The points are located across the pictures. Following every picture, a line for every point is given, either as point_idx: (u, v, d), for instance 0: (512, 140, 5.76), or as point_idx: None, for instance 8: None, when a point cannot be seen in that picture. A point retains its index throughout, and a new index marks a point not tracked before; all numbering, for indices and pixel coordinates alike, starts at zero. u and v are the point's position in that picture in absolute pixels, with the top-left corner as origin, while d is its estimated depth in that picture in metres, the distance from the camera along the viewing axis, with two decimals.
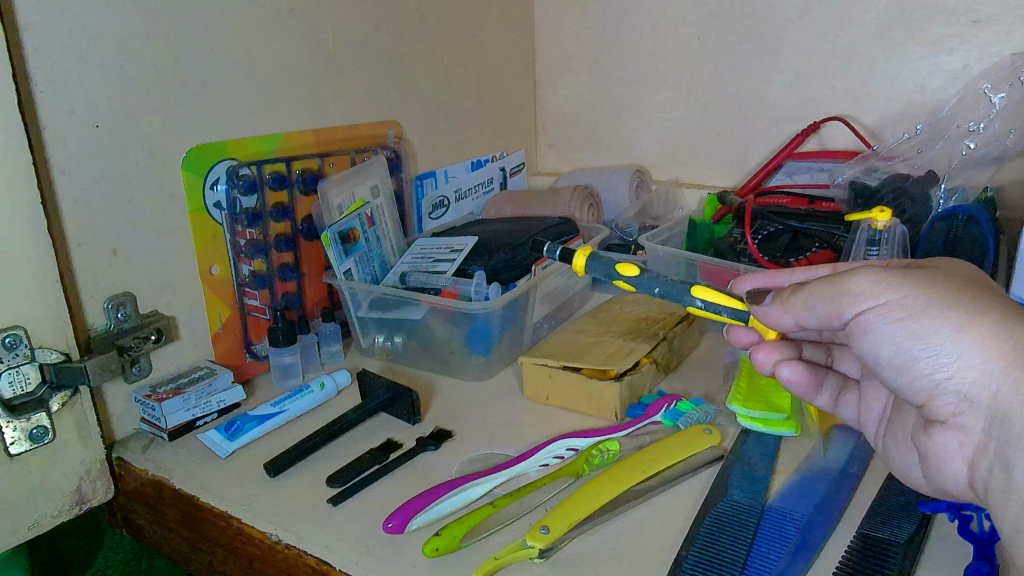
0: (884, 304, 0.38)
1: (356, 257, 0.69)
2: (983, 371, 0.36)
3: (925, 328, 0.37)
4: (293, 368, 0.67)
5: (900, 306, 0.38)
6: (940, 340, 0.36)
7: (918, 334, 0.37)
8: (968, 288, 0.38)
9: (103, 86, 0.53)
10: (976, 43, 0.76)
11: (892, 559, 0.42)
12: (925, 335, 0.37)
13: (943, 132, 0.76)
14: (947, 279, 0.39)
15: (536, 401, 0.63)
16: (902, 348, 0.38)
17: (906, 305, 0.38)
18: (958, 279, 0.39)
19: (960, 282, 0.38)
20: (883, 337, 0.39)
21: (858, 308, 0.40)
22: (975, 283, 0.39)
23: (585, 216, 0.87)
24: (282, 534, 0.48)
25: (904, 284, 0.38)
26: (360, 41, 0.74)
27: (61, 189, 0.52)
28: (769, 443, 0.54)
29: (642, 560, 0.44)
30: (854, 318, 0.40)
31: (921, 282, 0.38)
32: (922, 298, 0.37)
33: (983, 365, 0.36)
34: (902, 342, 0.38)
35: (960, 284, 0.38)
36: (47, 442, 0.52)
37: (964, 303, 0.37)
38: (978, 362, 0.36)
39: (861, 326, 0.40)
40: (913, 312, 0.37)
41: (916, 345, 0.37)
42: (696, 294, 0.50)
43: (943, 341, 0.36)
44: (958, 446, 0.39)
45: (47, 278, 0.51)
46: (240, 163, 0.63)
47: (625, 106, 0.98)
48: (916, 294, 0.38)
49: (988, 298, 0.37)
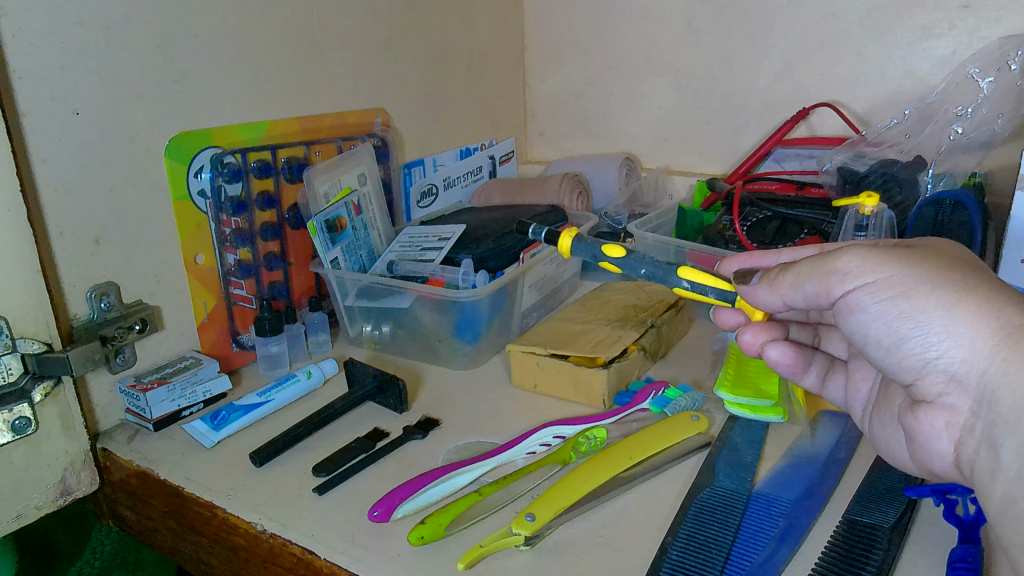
0: (873, 283, 0.38)
1: (342, 245, 0.69)
2: (972, 349, 0.35)
3: (915, 307, 0.37)
4: (280, 357, 0.67)
5: (889, 284, 0.38)
6: (929, 319, 0.36)
7: (908, 313, 0.37)
8: (958, 266, 0.38)
9: (84, 71, 0.52)
10: (965, 28, 0.75)
11: (878, 543, 0.42)
12: (914, 314, 0.37)
13: (931, 117, 0.77)
14: (935, 258, 0.38)
15: (524, 388, 0.63)
16: (891, 328, 0.38)
17: (896, 283, 0.38)
18: (946, 257, 0.39)
19: (948, 260, 0.38)
20: (872, 316, 0.39)
21: (847, 286, 0.39)
22: (964, 261, 0.38)
23: (573, 205, 0.87)
24: (267, 524, 0.47)
25: (893, 263, 0.38)
26: (345, 25, 0.73)
27: (41, 176, 0.51)
28: (756, 430, 0.54)
29: (628, 547, 0.43)
30: (842, 297, 0.40)
31: (910, 259, 0.38)
32: (911, 277, 0.37)
33: (973, 344, 0.35)
34: (891, 322, 0.38)
35: (948, 262, 0.38)
36: (30, 433, 0.52)
37: (952, 280, 0.37)
38: (967, 341, 0.35)
39: (850, 305, 0.40)
40: (902, 292, 0.37)
41: (906, 324, 0.37)
42: (683, 275, 0.49)
43: (933, 320, 0.36)
44: (945, 426, 0.39)
45: (28, 267, 0.50)
46: (224, 150, 0.62)
47: (615, 93, 0.98)
48: (905, 272, 0.38)
49: (976, 277, 0.37)
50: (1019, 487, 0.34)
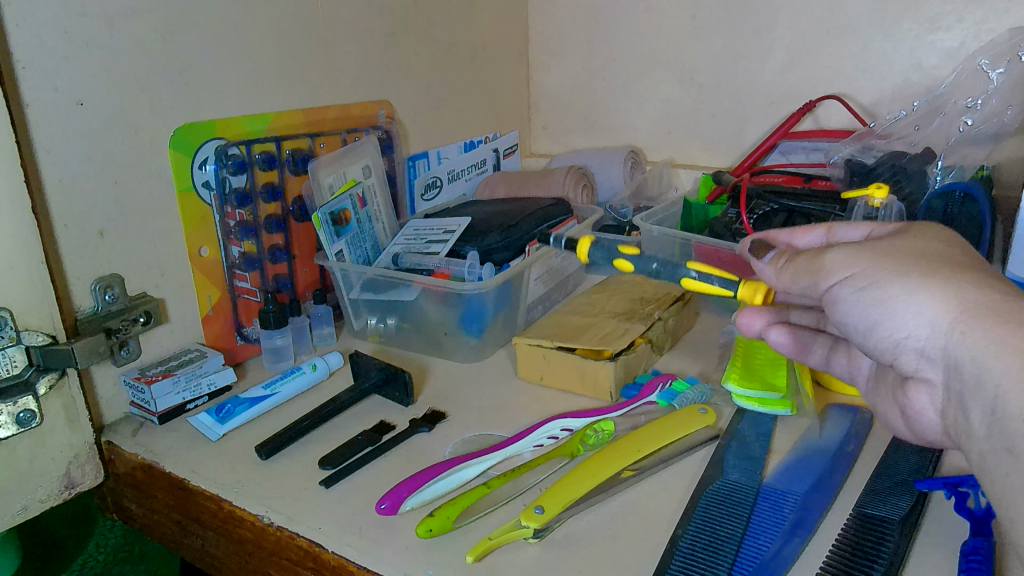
0: (850, 276, 0.37)
1: (348, 238, 0.69)
2: (937, 329, 0.34)
3: (884, 294, 0.36)
4: (284, 351, 0.66)
5: (863, 275, 0.37)
6: (896, 303, 0.35)
7: (879, 300, 0.36)
8: (935, 253, 0.36)
9: (86, 62, 0.52)
10: (973, 20, 0.75)
11: (888, 537, 0.42)
12: (884, 300, 0.36)
13: (940, 108, 0.76)
14: (910, 248, 0.37)
15: (530, 381, 0.63)
16: (865, 315, 0.37)
17: (869, 273, 0.37)
18: (926, 246, 0.37)
19: (928, 248, 0.37)
20: (849, 306, 0.38)
21: (830, 280, 0.38)
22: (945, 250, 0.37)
23: (578, 197, 0.87)
24: (273, 517, 0.47)
25: (867, 256, 0.37)
26: (350, 17, 0.73)
27: (45, 167, 0.51)
28: (764, 423, 0.54)
29: (637, 541, 0.43)
30: (827, 290, 0.39)
31: (886, 251, 0.37)
32: (883, 267, 0.36)
33: (937, 324, 0.34)
34: (863, 309, 0.37)
35: (925, 251, 0.37)
36: (35, 426, 0.52)
37: (921, 267, 0.35)
38: (932, 322, 0.34)
39: (833, 298, 0.39)
40: (873, 281, 0.36)
41: (877, 311, 0.36)
42: (690, 265, 0.53)
43: (898, 303, 0.35)
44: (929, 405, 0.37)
45: (31, 260, 0.50)
46: (228, 142, 0.62)
47: (620, 86, 0.97)
48: (879, 264, 0.37)
49: (949, 263, 0.35)
50: (991, 459, 0.32)
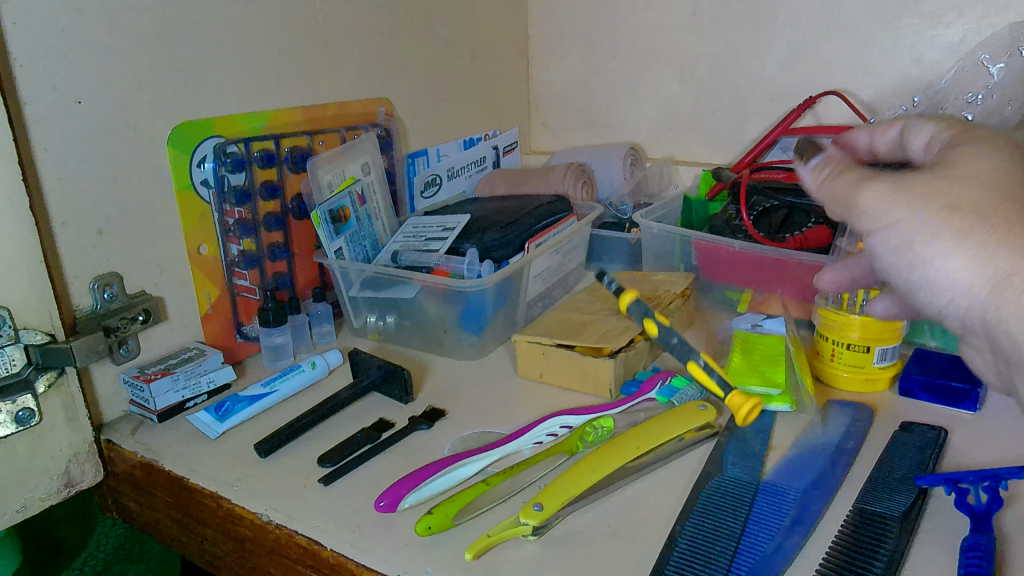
0: (880, 231, 0.37)
1: (347, 236, 0.68)
2: (975, 291, 0.34)
3: (918, 256, 0.35)
4: (284, 349, 0.66)
5: (893, 234, 0.36)
6: (930, 267, 0.35)
7: (913, 262, 0.36)
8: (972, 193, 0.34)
9: (85, 60, 0.52)
10: (973, 15, 0.75)
11: (888, 533, 0.42)
12: (920, 262, 0.35)
13: (941, 104, 0.75)
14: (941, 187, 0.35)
15: (529, 379, 0.63)
16: (903, 272, 0.37)
17: (900, 232, 0.36)
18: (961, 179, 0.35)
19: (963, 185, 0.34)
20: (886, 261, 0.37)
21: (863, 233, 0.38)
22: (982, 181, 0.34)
23: (579, 193, 0.87)
24: (272, 514, 0.47)
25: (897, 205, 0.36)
26: (349, 15, 0.73)
27: (43, 166, 0.50)
28: (764, 420, 0.54)
29: (637, 537, 0.43)
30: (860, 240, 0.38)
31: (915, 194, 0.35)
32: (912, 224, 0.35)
33: (974, 288, 0.34)
34: (901, 267, 0.37)
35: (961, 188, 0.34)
36: (35, 424, 0.52)
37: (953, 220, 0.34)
38: (970, 285, 0.34)
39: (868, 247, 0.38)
40: (905, 240, 0.36)
41: (915, 271, 0.36)
42: None
43: (935, 267, 0.35)
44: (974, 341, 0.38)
45: (30, 258, 0.50)
46: (227, 140, 0.62)
47: (620, 83, 0.97)
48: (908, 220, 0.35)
49: (986, 205, 0.33)
50: None
